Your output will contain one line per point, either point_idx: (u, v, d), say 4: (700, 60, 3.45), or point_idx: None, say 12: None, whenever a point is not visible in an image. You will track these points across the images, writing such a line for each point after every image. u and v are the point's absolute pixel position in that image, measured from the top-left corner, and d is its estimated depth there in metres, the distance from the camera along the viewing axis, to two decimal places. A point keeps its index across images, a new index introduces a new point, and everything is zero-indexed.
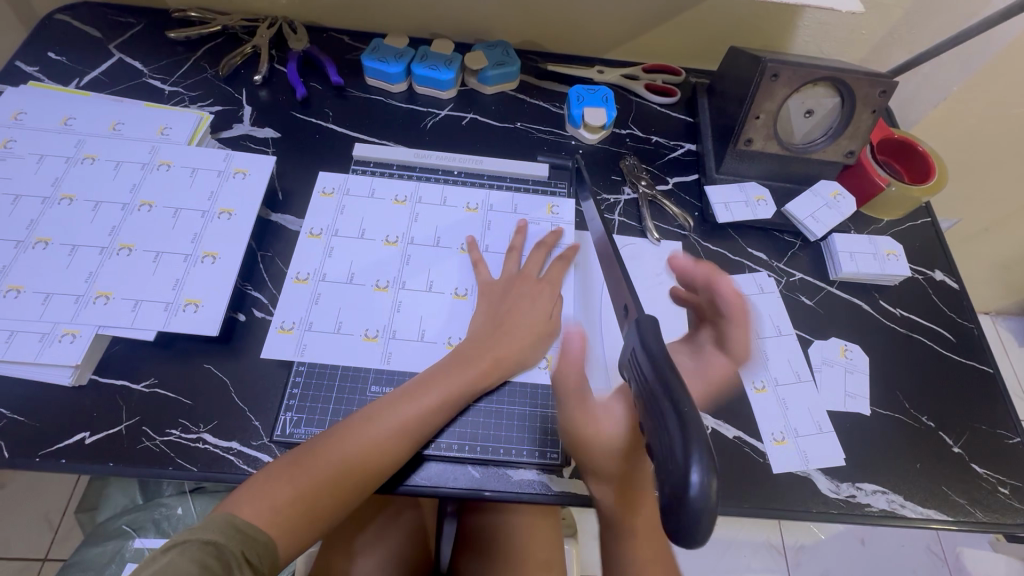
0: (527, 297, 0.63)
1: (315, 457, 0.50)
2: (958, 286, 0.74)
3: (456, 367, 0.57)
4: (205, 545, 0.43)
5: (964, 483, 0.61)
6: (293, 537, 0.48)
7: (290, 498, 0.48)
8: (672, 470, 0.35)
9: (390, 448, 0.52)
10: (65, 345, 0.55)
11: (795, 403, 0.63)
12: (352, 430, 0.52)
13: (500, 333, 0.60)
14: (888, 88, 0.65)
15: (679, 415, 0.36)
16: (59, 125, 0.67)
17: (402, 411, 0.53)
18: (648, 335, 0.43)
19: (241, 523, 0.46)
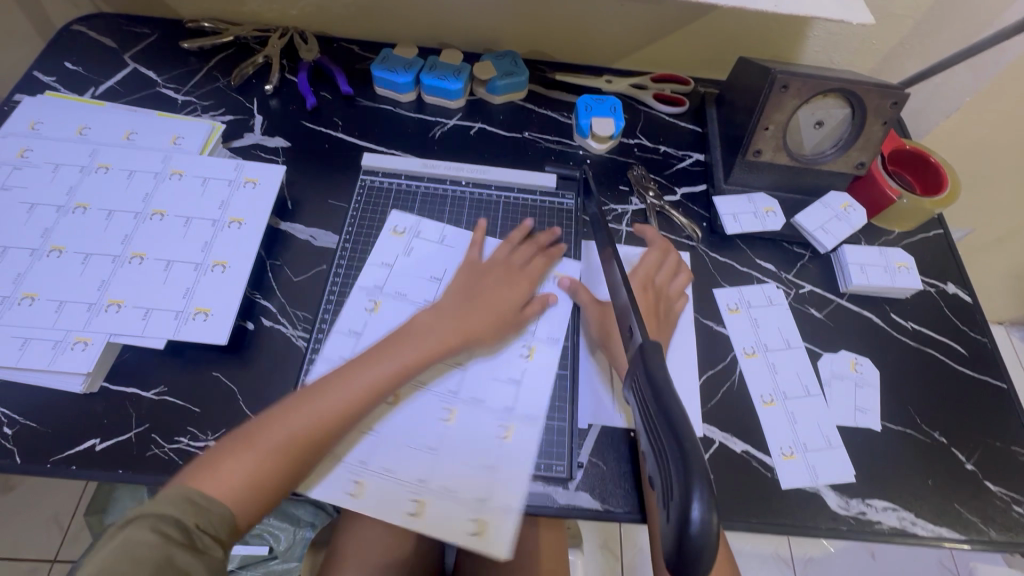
0: (493, 279, 0.64)
1: (270, 426, 0.50)
2: (971, 299, 0.73)
3: (411, 338, 0.58)
4: (169, 517, 0.42)
5: (977, 501, 0.60)
6: (246, 505, 0.47)
7: (244, 470, 0.47)
8: (674, 507, 0.35)
9: (346, 415, 0.53)
10: (77, 353, 0.56)
11: (804, 417, 0.63)
12: (306, 399, 0.52)
13: (458, 308, 0.61)
14: (899, 99, 0.64)
15: (680, 447, 0.36)
16: (75, 135, 0.69)
17: (356, 380, 0.54)
18: (652, 362, 0.43)
19: (197, 495, 0.45)
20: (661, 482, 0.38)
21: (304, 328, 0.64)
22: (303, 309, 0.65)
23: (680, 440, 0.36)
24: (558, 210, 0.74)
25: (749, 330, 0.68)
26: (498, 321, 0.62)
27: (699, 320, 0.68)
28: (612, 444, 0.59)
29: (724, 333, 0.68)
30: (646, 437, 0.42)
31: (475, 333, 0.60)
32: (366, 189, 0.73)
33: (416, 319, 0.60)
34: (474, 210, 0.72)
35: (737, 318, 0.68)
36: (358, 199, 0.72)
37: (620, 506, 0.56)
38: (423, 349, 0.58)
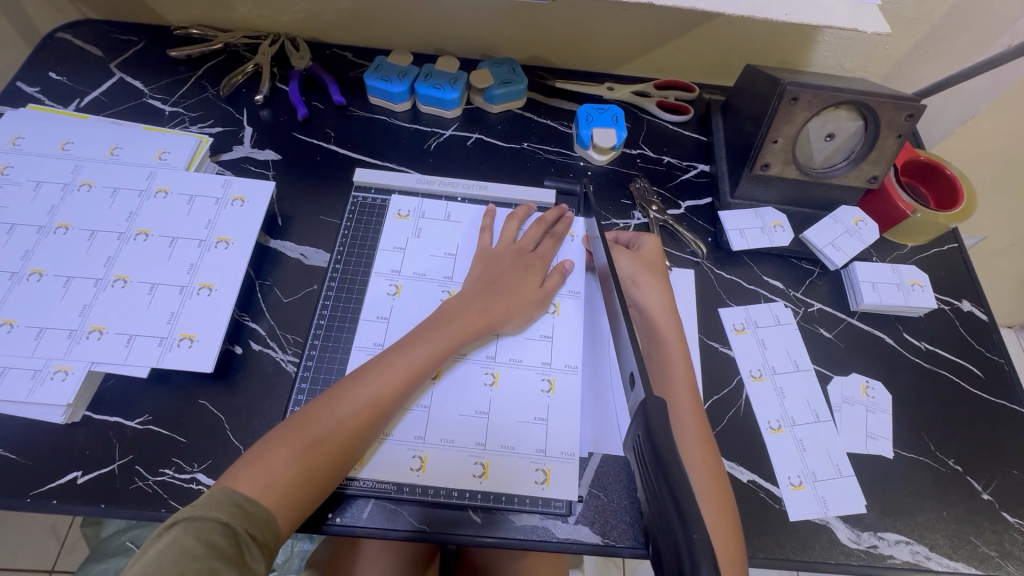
0: (514, 267, 0.63)
1: (309, 422, 0.49)
2: (987, 318, 0.70)
3: (445, 325, 0.56)
4: (217, 526, 0.42)
5: (993, 533, 0.57)
6: (292, 507, 0.46)
7: (289, 468, 0.46)
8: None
9: (386, 405, 0.52)
10: (57, 383, 0.54)
11: (814, 446, 0.60)
12: (343, 391, 0.51)
13: (487, 294, 0.59)
14: (915, 111, 0.61)
15: (688, 536, 0.33)
16: (57, 150, 0.66)
17: (394, 368, 0.53)
18: (656, 425, 0.39)
19: (244, 500, 0.44)
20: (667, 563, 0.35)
21: (294, 352, 0.62)
22: (293, 332, 0.63)
23: (687, 530, 0.33)
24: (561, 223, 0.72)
25: (756, 353, 0.65)
26: (523, 304, 0.60)
27: (703, 342, 0.66)
28: (612, 473, 0.57)
29: (730, 355, 0.65)
30: (653, 507, 0.39)
31: (502, 320, 0.59)
32: (359, 205, 0.70)
33: (447, 305, 0.59)
34: (466, 223, 0.69)
35: (742, 339, 0.66)
36: (349, 216, 0.69)
37: (622, 541, 0.53)
38: (456, 335, 0.56)
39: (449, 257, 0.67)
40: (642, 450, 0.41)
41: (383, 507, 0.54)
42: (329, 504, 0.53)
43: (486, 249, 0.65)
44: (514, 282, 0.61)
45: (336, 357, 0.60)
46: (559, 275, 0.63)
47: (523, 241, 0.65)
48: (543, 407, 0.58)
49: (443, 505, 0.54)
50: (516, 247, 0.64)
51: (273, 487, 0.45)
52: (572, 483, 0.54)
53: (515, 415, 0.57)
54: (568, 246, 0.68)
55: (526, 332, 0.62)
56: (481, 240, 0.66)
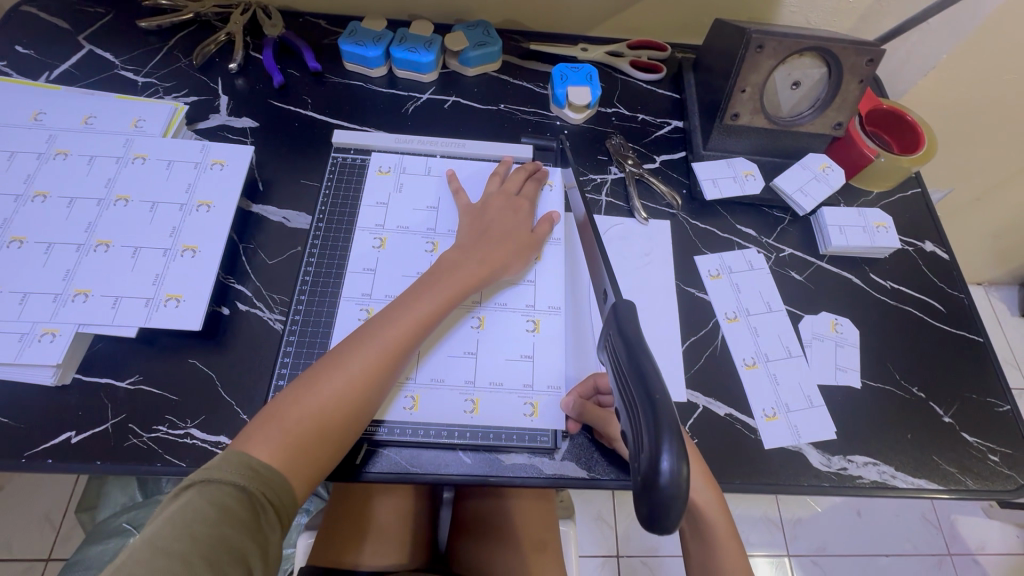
0: (505, 210, 0.64)
1: (316, 385, 0.49)
2: (948, 257, 0.73)
3: (446, 278, 0.57)
4: (231, 490, 0.42)
5: (955, 452, 0.61)
6: (306, 467, 0.47)
7: (303, 426, 0.47)
8: (644, 459, 0.36)
9: (394, 359, 0.52)
10: (45, 345, 0.54)
11: (786, 379, 0.63)
12: (351, 348, 0.52)
13: (483, 245, 0.60)
14: (875, 56, 0.64)
15: (651, 400, 0.37)
16: (29, 120, 0.66)
17: (397, 324, 0.53)
18: (626, 325, 0.44)
19: (258, 462, 0.44)
20: (631, 437, 0.39)
21: (281, 311, 0.63)
22: (279, 293, 0.64)
23: (649, 391, 0.38)
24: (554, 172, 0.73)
25: (731, 295, 0.68)
26: (516, 249, 0.62)
27: (680, 287, 0.68)
28: None
29: (706, 299, 0.68)
30: (618, 394, 0.43)
31: (501, 267, 0.60)
32: (338, 167, 0.71)
33: (441, 262, 0.59)
34: (443, 178, 0.70)
35: (717, 284, 0.68)
36: (329, 178, 0.70)
37: (607, 473, 0.56)
38: (458, 286, 0.57)
39: (430, 208, 0.68)
40: (614, 345, 0.45)
41: (380, 453, 0.55)
42: None
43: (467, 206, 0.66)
44: (502, 229, 0.62)
45: (323, 313, 0.62)
46: (547, 224, 0.65)
47: (507, 188, 0.66)
48: (529, 345, 0.60)
49: (434, 446, 0.56)
50: (500, 195, 0.65)
51: (287, 448, 0.46)
52: (558, 416, 0.57)
53: (501, 356, 0.59)
54: (548, 196, 0.70)
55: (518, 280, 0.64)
56: (459, 200, 0.67)
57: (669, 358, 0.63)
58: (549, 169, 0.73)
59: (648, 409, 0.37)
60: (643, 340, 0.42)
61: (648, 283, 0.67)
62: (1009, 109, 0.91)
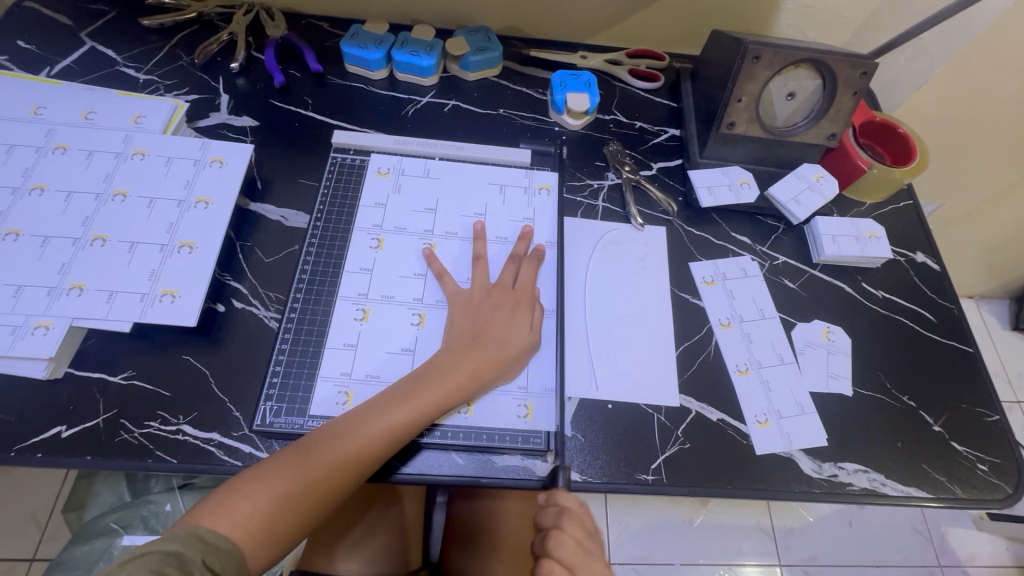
0: (500, 310, 0.60)
1: (295, 466, 0.49)
2: (939, 268, 0.74)
3: (426, 384, 0.54)
4: (171, 557, 0.42)
5: (943, 460, 0.62)
6: (261, 549, 0.47)
7: (252, 519, 0.46)
8: None
9: (360, 466, 0.51)
10: (39, 338, 0.54)
11: (778, 385, 0.64)
12: (317, 447, 0.50)
13: (472, 350, 0.57)
14: (869, 69, 0.65)
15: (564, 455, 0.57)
16: (29, 114, 0.66)
17: (391, 416, 0.52)
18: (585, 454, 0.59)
19: (208, 536, 0.44)
20: None
21: (276, 309, 0.63)
22: (275, 290, 0.64)
23: None
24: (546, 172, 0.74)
25: (724, 302, 0.68)
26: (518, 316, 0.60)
27: (675, 293, 0.69)
28: (590, 415, 0.60)
29: (700, 305, 0.68)
30: None
31: (510, 360, 0.58)
32: (337, 167, 0.71)
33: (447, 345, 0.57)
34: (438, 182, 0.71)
35: (712, 291, 0.69)
36: (327, 179, 0.70)
37: (598, 476, 0.57)
38: (464, 378, 0.55)
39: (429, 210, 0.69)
40: None
41: None
42: None
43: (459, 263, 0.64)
44: (515, 319, 0.59)
45: (319, 311, 0.62)
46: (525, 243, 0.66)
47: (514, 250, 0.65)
48: None
49: (427, 446, 0.56)
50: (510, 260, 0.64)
51: (245, 527, 0.46)
52: (550, 418, 0.57)
53: (488, 417, 0.57)
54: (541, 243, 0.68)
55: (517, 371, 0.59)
56: None
57: (662, 363, 0.63)
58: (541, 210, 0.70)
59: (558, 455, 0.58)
60: None
61: (643, 289, 0.68)
62: (999, 125, 0.93)
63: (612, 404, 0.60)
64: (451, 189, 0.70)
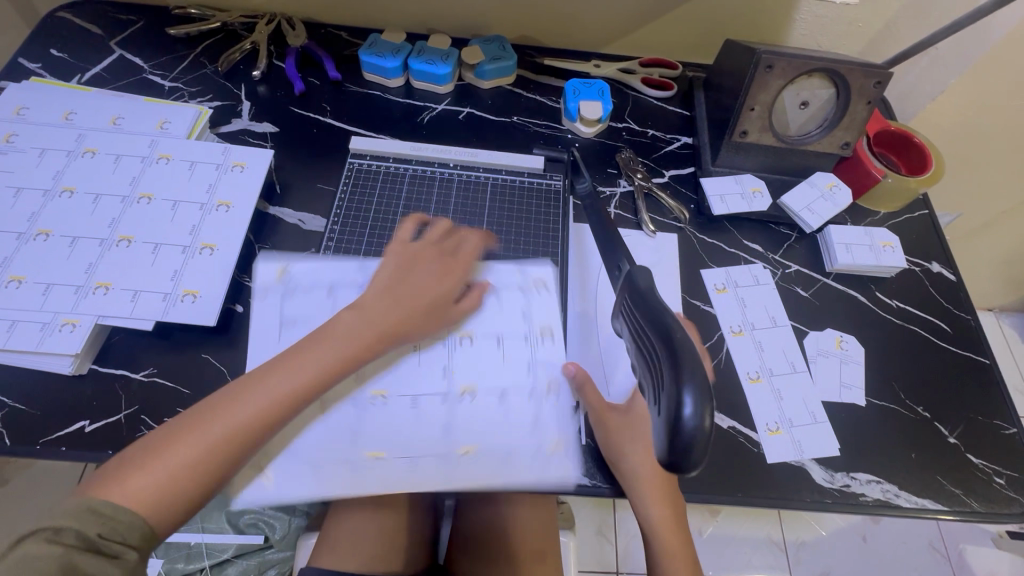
0: (424, 277, 0.59)
1: (193, 426, 0.46)
2: (955, 278, 0.74)
3: (329, 340, 0.52)
4: (68, 531, 0.40)
5: (959, 473, 0.61)
6: (161, 514, 0.43)
7: (146, 490, 0.43)
8: (666, 404, 0.38)
9: (260, 427, 0.48)
10: (65, 335, 0.56)
11: (790, 393, 0.63)
12: (215, 407, 0.47)
13: (382, 308, 0.55)
14: (883, 78, 0.65)
15: (672, 340, 0.39)
16: (61, 120, 0.68)
17: (301, 367, 0.50)
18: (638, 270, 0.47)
19: (101, 506, 0.41)
20: (652, 387, 0.41)
21: None
22: None
23: (671, 333, 0.40)
24: (544, 191, 0.73)
25: (736, 309, 0.68)
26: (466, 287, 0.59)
27: (686, 300, 0.69)
28: None
29: (711, 313, 0.68)
30: (637, 358, 0.44)
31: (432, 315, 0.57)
32: (353, 173, 0.72)
33: (362, 303, 0.56)
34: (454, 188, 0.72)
35: (724, 298, 0.69)
36: (345, 183, 0.72)
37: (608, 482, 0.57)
38: (379, 332, 0.54)
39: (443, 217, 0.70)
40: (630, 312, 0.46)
41: None
42: None
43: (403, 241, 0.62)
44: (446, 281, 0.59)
45: None
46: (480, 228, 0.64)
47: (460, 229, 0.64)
48: None
49: None
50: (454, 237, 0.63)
51: (143, 496, 0.43)
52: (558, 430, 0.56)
53: (480, 415, 0.55)
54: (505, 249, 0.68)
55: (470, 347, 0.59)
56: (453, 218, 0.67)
57: None
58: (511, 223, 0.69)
59: (672, 354, 0.38)
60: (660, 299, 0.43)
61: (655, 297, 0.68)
62: (1017, 135, 0.92)
63: None
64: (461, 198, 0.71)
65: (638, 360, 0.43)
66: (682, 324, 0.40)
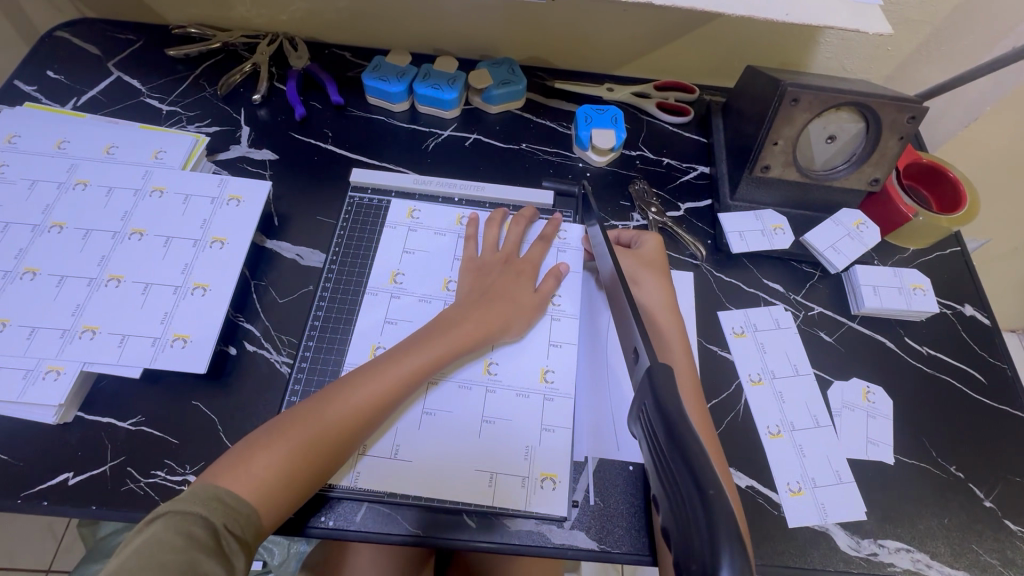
0: (506, 273, 0.62)
1: (316, 412, 0.48)
2: (990, 322, 0.69)
3: (441, 334, 0.55)
4: (197, 520, 0.41)
5: (995, 541, 0.56)
6: (275, 504, 0.45)
7: (271, 471, 0.45)
8: (696, 568, 0.28)
9: (374, 414, 0.51)
10: (49, 383, 0.53)
11: (812, 450, 0.59)
12: (334, 396, 0.50)
13: (483, 305, 0.59)
14: (917, 113, 0.60)
15: (702, 496, 0.29)
16: (53, 149, 0.66)
17: (411, 358, 0.53)
18: (660, 383, 0.37)
19: (224, 493, 0.43)
20: (676, 534, 0.31)
21: (289, 353, 0.61)
22: (288, 333, 0.62)
23: (696, 473, 0.30)
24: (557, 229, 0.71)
25: (755, 356, 0.64)
26: (519, 311, 0.60)
27: (702, 345, 0.65)
28: (610, 478, 0.56)
29: (729, 359, 0.64)
30: (657, 480, 0.35)
31: (500, 329, 0.58)
32: (354, 207, 0.70)
33: (455, 307, 0.59)
34: (460, 214, 0.70)
35: (742, 343, 0.65)
36: (346, 218, 0.69)
37: (618, 546, 0.53)
38: (476, 330, 0.57)
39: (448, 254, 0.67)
40: (649, 423, 0.37)
41: (382, 512, 0.53)
42: (314, 506, 0.53)
43: (471, 258, 0.65)
44: (514, 290, 0.61)
45: (330, 359, 0.60)
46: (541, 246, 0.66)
47: (512, 247, 0.65)
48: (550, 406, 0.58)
49: (441, 510, 0.53)
50: (510, 255, 0.64)
51: (261, 484, 0.44)
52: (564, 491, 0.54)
53: (554, 420, 0.57)
54: (564, 252, 0.67)
55: (532, 346, 0.61)
56: (467, 247, 0.66)
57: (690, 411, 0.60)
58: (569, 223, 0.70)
59: (704, 514, 0.29)
60: (683, 411, 0.34)
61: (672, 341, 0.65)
62: None
63: (633, 466, 0.57)
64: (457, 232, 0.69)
65: (664, 505, 0.33)
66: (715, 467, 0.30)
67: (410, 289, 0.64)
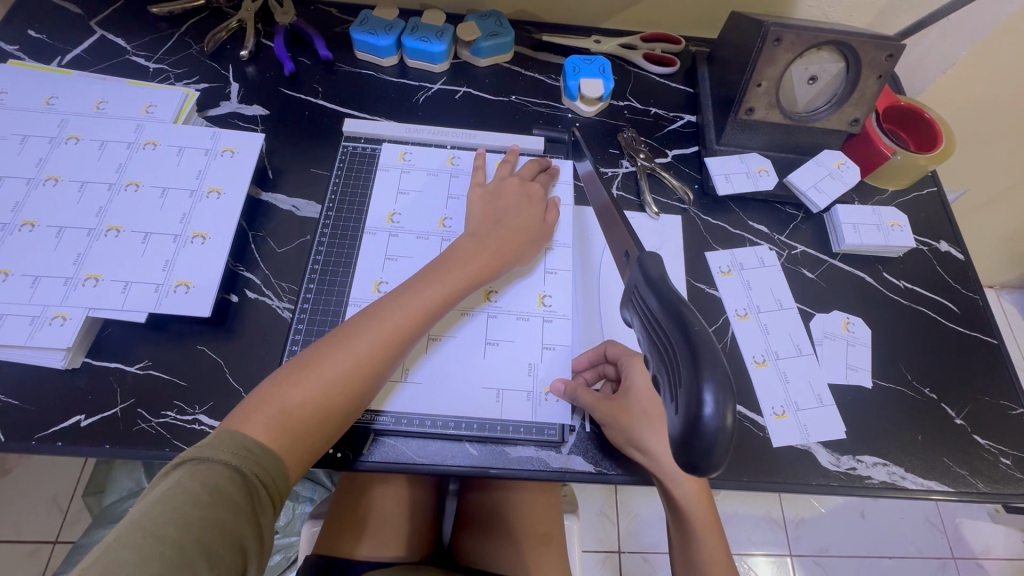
0: (518, 198, 0.64)
1: (334, 355, 0.49)
2: (964, 257, 0.72)
3: (452, 271, 0.56)
4: (224, 471, 0.41)
5: (966, 454, 0.60)
6: (300, 449, 0.46)
7: (298, 413, 0.46)
8: (682, 397, 0.33)
9: (392, 351, 0.51)
10: (55, 328, 0.54)
11: (796, 377, 0.63)
12: (349, 337, 0.50)
13: (499, 233, 0.60)
14: (895, 51, 0.62)
15: (688, 338, 0.34)
16: (42, 105, 0.66)
17: (422, 295, 0.53)
18: (651, 267, 0.41)
19: (252, 443, 0.44)
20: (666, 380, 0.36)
21: (290, 299, 0.62)
22: (288, 280, 0.64)
23: (688, 328, 0.35)
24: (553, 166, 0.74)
25: (741, 292, 0.67)
26: (526, 238, 0.61)
27: (690, 283, 0.68)
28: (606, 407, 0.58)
29: (716, 296, 0.67)
30: (649, 348, 0.39)
31: (513, 257, 0.60)
32: (347, 155, 0.71)
33: (459, 243, 0.59)
34: (451, 155, 0.71)
35: (728, 281, 0.68)
36: (339, 167, 0.70)
37: (614, 468, 0.55)
38: (490, 257, 0.58)
39: (455, 194, 0.68)
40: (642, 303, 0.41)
41: (377, 441, 0.55)
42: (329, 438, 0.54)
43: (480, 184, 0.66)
44: (518, 216, 0.62)
45: (331, 303, 0.62)
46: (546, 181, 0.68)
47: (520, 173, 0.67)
48: (548, 335, 0.60)
49: (439, 437, 0.55)
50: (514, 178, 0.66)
51: (286, 430, 0.46)
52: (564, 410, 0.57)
53: (543, 346, 0.59)
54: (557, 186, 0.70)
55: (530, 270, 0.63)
56: (475, 175, 0.67)
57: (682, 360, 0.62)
58: (559, 161, 0.73)
59: (690, 353, 0.33)
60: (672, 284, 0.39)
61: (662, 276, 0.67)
62: None
63: None
64: (448, 171, 0.70)
65: (650, 356, 0.38)
66: (699, 317, 0.36)
67: (408, 226, 0.66)
